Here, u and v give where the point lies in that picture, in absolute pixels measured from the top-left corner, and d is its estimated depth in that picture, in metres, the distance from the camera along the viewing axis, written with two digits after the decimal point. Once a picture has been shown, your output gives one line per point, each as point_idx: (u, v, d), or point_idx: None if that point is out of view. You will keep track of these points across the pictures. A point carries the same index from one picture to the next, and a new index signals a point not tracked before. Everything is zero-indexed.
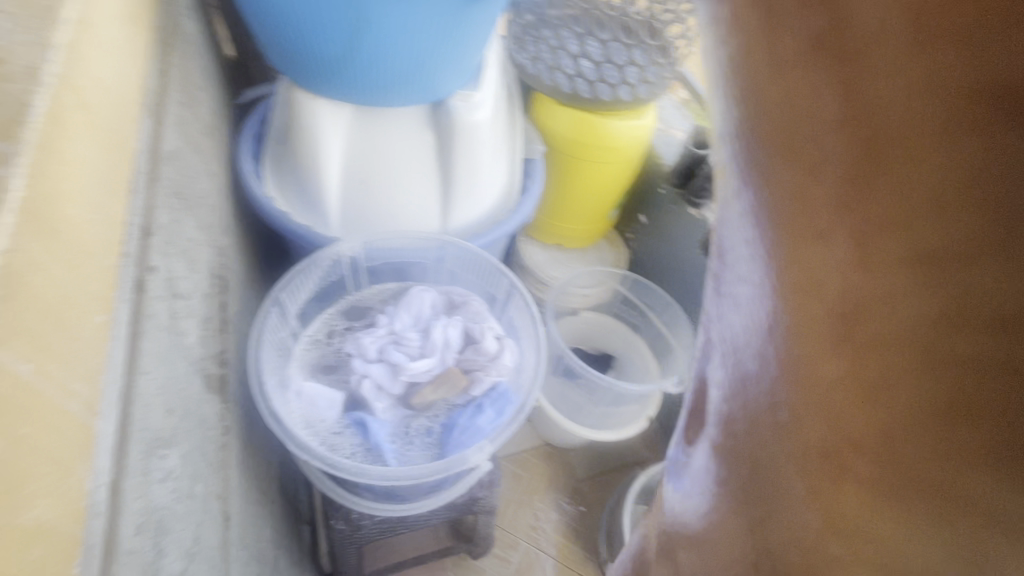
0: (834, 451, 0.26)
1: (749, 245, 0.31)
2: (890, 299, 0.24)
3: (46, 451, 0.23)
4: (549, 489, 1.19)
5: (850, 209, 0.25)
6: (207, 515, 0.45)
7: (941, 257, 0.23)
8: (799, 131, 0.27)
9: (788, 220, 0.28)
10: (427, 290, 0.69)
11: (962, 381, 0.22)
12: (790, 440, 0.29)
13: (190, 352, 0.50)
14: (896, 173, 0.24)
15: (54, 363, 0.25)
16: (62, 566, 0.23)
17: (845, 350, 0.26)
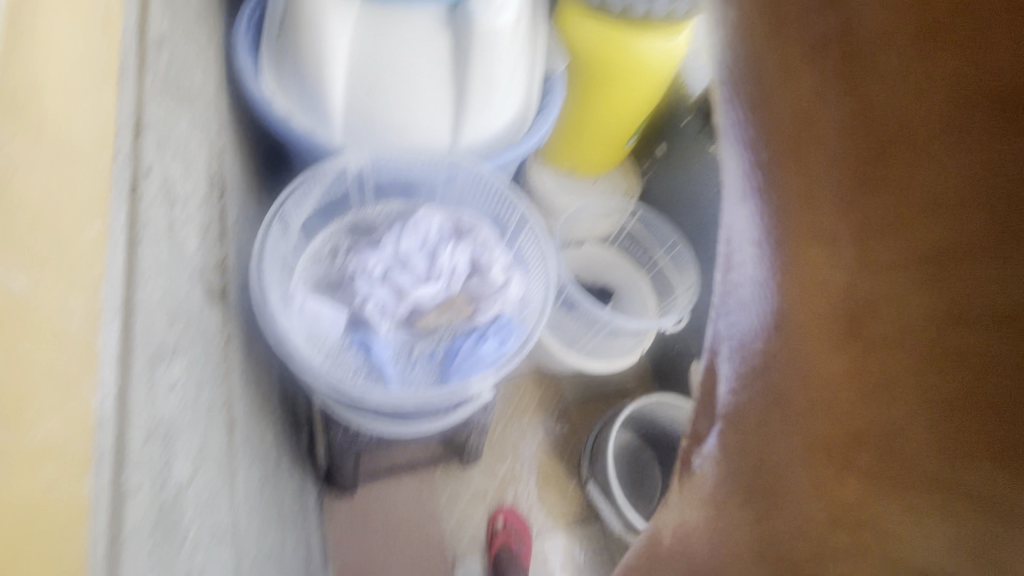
0: (834, 450, 0.24)
1: (754, 243, 0.25)
2: (894, 300, 0.22)
3: (47, 370, 0.22)
4: (538, 410, 1.24)
5: (855, 210, 0.22)
6: (212, 424, 0.46)
7: (945, 255, 0.21)
8: (801, 125, 0.23)
9: (793, 216, 0.24)
10: (435, 213, 0.67)
11: (957, 380, 0.21)
12: (787, 440, 0.25)
13: (190, 261, 0.48)
14: (898, 172, 0.22)
15: (50, 276, 0.23)
16: (76, 481, 0.23)
17: (848, 350, 0.23)
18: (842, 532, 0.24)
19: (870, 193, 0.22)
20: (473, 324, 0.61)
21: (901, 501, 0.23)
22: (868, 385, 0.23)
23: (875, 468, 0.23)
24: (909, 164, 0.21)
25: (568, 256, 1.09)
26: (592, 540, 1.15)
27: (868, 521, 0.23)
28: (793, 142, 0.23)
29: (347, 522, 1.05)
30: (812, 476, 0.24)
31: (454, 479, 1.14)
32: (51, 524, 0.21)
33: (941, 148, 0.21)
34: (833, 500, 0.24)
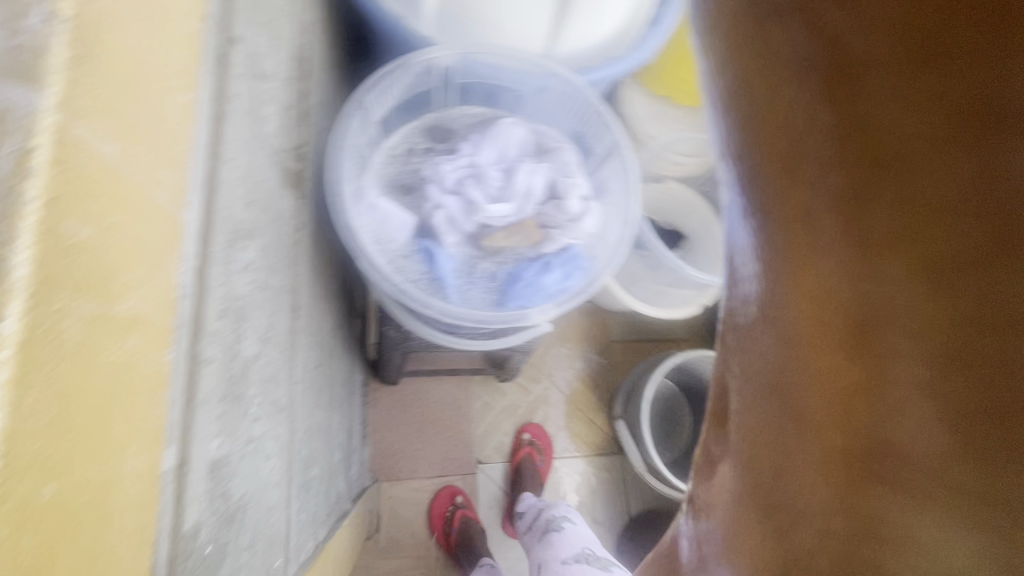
0: (855, 458, 0.28)
1: (764, 271, 0.32)
2: (899, 311, 0.27)
3: (136, 243, 0.22)
4: (581, 341, 1.24)
5: (876, 243, 0.28)
6: (279, 306, 0.48)
7: (948, 265, 0.26)
8: (805, 161, 0.30)
9: (799, 242, 0.30)
10: (518, 125, 0.62)
11: (961, 361, 0.26)
12: (809, 451, 0.30)
13: (270, 142, 0.47)
14: (898, 193, 0.27)
15: (141, 145, 0.22)
16: (159, 352, 0.24)
17: (853, 362, 0.28)
18: (868, 539, 0.28)
19: (870, 215, 0.28)
20: (540, 252, 0.59)
21: (919, 505, 0.27)
22: (855, 377, 0.28)
23: (893, 485, 0.27)
24: (913, 190, 0.27)
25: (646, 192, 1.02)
26: (611, 471, 1.19)
27: (883, 524, 0.28)
28: (791, 172, 0.30)
29: (387, 409, 1.13)
30: (834, 486, 0.29)
31: (490, 390, 1.18)
32: (139, 390, 0.22)
33: (938, 177, 0.27)
34: (858, 505, 0.28)
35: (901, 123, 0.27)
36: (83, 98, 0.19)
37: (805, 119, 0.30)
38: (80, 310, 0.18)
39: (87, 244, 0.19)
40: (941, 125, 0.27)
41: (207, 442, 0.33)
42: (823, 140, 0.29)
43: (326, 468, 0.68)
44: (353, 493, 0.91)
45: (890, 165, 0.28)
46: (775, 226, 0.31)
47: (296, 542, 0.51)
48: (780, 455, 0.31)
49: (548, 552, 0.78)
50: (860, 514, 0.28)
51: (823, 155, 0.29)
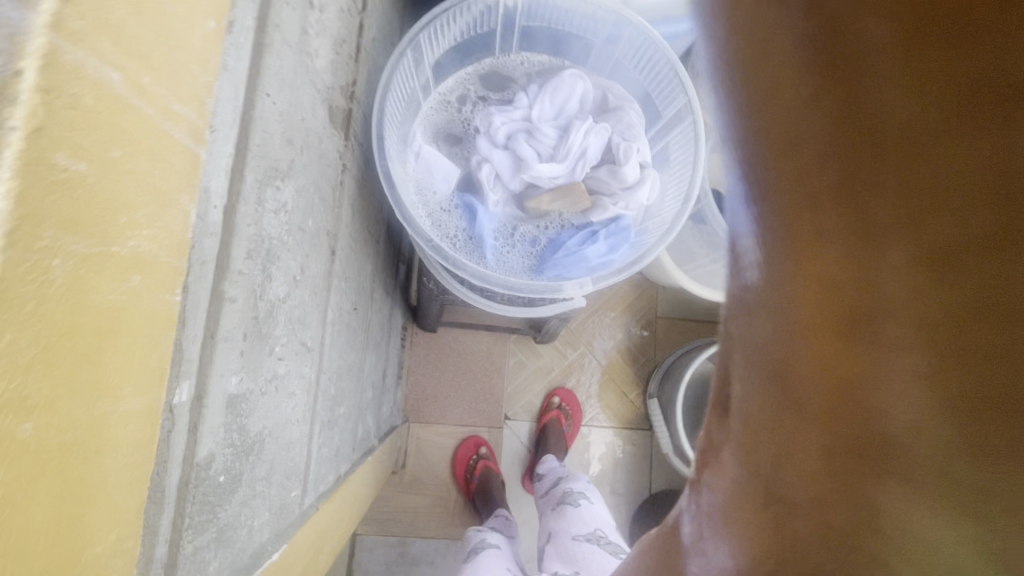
0: (835, 474, 0.22)
1: (772, 278, 0.22)
2: (874, 293, 0.21)
3: (143, 181, 0.21)
4: (624, 313, 1.21)
5: (852, 202, 0.20)
6: (315, 248, 0.48)
7: (941, 248, 0.19)
8: (846, 124, 0.20)
9: (815, 231, 0.21)
10: (581, 79, 0.57)
11: (963, 352, 0.20)
12: (792, 469, 0.23)
13: (319, 78, 0.46)
14: (917, 160, 0.19)
15: (153, 74, 0.21)
16: (166, 294, 0.23)
17: (843, 369, 0.22)
18: (845, 553, 0.23)
19: (872, 206, 0.20)
20: (587, 219, 0.56)
21: (912, 517, 0.21)
22: (851, 392, 0.22)
23: (873, 489, 0.22)
24: (889, 146, 0.20)
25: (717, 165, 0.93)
26: (637, 447, 1.17)
27: (861, 545, 0.22)
28: (815, 145, 0.21)
29: (423, 354, 1.15)
30: (823, 505, 0.23)
31: (525, 350, 1.18)
32: (139, 331, 0.21)
33: (884, 109, 0.20)
34: (842, 528, 0.22)
35: (869, 47, 0.19)
36: (88, 19, 0.17)
37: (785, 72, 0.21)
38: (70, 248, 0.17)
39: (82, 179, 0.18)
40: (936, 89, 0.19)
41: (227, 376, 0.34)
42: (804, 101, 0.21)
43: (354, 406, 0.70)
44: (382, 430, 0.95)
45: (877, 140, 0.20)
46: (775, 230, 0.22)
47: (316, 474, 0.54)
48: (768, 497, 0.24)
49: (558, 525, 0.78)
50: (857, 540, 0.22)
51: (807, 124, 0.21)
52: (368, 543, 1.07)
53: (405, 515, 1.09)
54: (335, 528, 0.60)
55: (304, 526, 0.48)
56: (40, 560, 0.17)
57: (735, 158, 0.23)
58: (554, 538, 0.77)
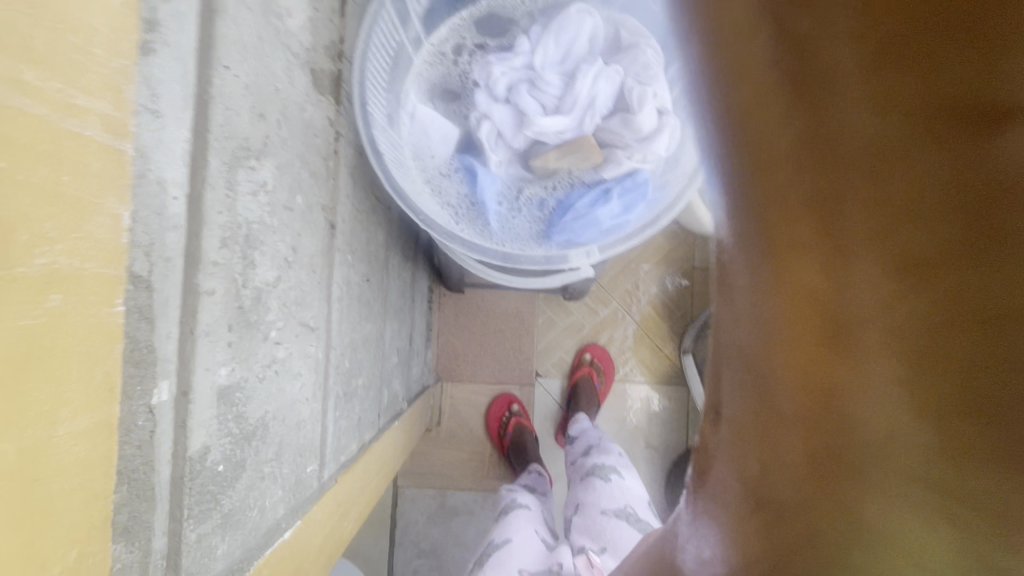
0: (825, 458, 0.27)
1: (755, 299, 0.27)
2: (855, 306, 0.25)
3: (43, 190, 0.19)
4: (658, 266, 1.15)
5: (829, 230, 0.24)
6: (308, 225, 0.46)
7: (922, 268, 0.23)
8: (829, 159, 0.24)
9: (783, 259, 0.26)
10: (589, 15, 0.50)
11: (941, 349, 0.23)
12: (784, 460, 0.29)
13: (294, 40, 0.42)
14: (884, 192, 0.23)
15: (34, 66, 0.18)
16: (102, 308, 0.22)
17: (821, 367, 0.26)
18: (838, 528, 0.27)
19: (845, 227, 0.24)
20: (599, 176, 0.51)
21: (899, 501, 0.25)
22: (831, 387, 0.26)
23: (859, 473, 0.26)
24: (864, 179, 0.23)
25: None
26: (673, 402, 1.15)
27: (857, 522, 0.26)
28: (793, 178, 0.24)
29: (451, 315, 1.15)
30: (806, 484, 0.28)
31: (555, 308, 1.16)
32: (67, 353, 0.20)
33: (858, 143, 0.23)
34: (830, 502, 0.27)
35: (841, 90, 0.23)
36: None
37: (763, 91, 0.23)
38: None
39: None
40: (908, 131, 0.23)
41: (214, 370, 0.33)
42: (783, 134, 0.24)
43: (376, 375, 0.71)
44: (412, 392, 0.96)
45: (841, 163, 0.24)
46: (759, 258, 0.26)
47: (336, 447, 0.55)
48: (762, 488, 0.30)
49: (587, 496, 0.77)
50: (846, 513, 0.27)
51: (784, 156, 0.24)
52: (408, 495, 1.12)
53: (442, 470, 1.13)
54: (360, 495, 0.61)
55: (322, 499, 0.49)
56: None
57: (718, 191, 0.27)
58: (582, 512, 0.76)
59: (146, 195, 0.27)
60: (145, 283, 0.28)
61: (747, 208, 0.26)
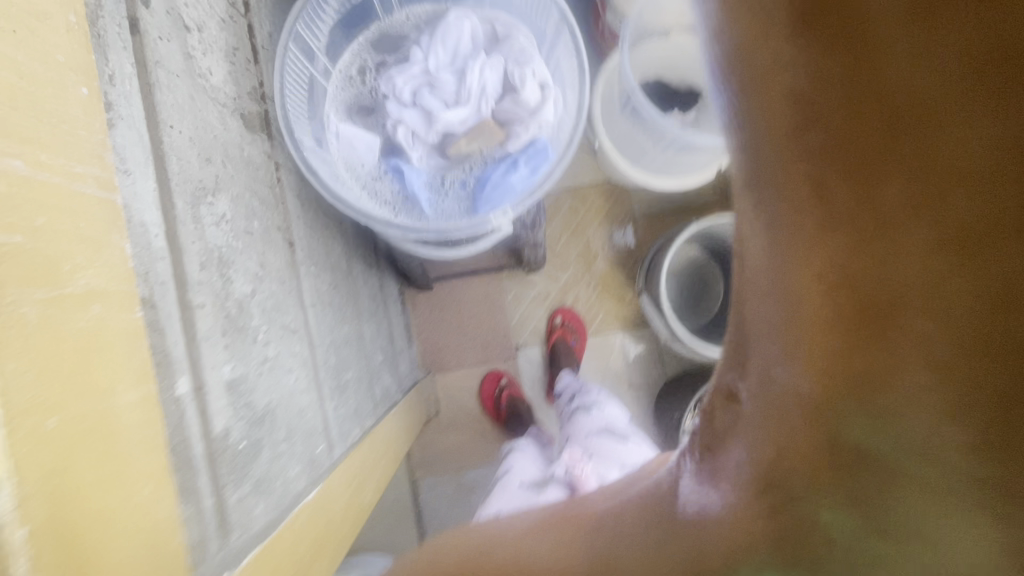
0: (868, 389, 0.32)
1: (784, 258, 0.32)
2: (893, 258, 0.29)
3: (71, 234, 0.27)
4: (603, 224, 1.24)
5: (868, 196, 0.29)
6: (269, 245, 0.54)
7: (957, 228, 0.28)
8: (857, 138, 0.28)
9: (817, 224, 0.30)
10: (465, 19, 0.60)
11: (971, 294, 0.28)
12: (820, 398, 0.34)
13: (221, 94, 0.50)
14: (919, 159, 0.28)
15: (46, 151, 0.26)
16: (127, 314, 0.30)
17: (870, 311, 0.31)
18: (867, 448, 0.33)
19: (889, 197, 0.28)
20: (506, 150, 0.60)
21: (936, 418, 0.31)
22: (875, 328, 0.31)
23: (907, 399, 0.31)
24: (911, 150, 0.27)
25: (651, 48, 0.92)
26: (645, 342, 1.25)
27: (887, 440, 0.33)
28: (834, 151, 0.29)
29: (426, 311, 1.23)
30: (839, 414, 0.33)
31: (519, 283, 1.25)
32: (111, 343, 0.28)
33: (907, 119, 0.27)
34: (874, 429, 0.33)
35: (887, 71, 0.27)
36: None
37: (799, 88, 0.28)
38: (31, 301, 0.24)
39: (22, 247, 0.24)
40: (949, 104, 0.27)
41: (219, 367, 0.42)
42: (815, 115, 0.28)
43: (364, 370, 0.79)
44: (405, 385, 1.05)
45: (883, 140, 0.28)
46: (795, 229, 0.31)
47: (339, 431, 0.63)
48: (776, 469, 0.37)
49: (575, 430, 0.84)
50: (886, 435, 0.32)
51: (811, 135, 0.29)
52: (425, 485, 1.20)
53: (451, 454, 1.22)
54: (371, 473, 0.69)
55: (337, 471, 0.58)
56: (99, 507, 0.25)
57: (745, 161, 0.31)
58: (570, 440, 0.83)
59: (136, 235, 0.35)
60: (150, 302, 0.36)
61: (782, 176, 0.30)
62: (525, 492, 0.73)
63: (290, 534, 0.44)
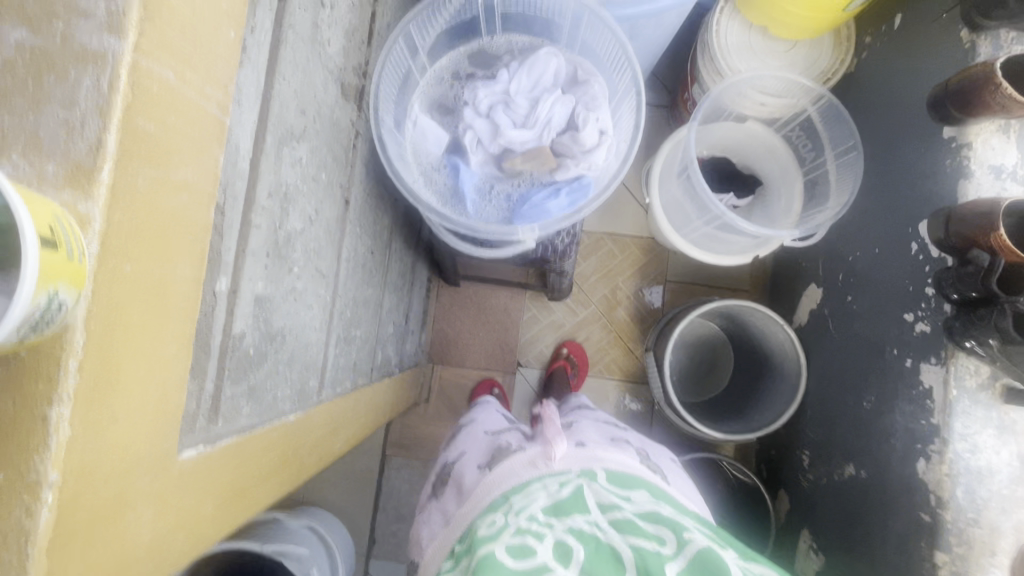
0: (107, 519, 0.32)
1: None
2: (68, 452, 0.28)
3: (187, 135, 0.34)
4: (634, 275, 1.29)
5: None
6: (328, 196, 0.61)
7: None
8: None
9: None
10: (554, 56, 0.72)
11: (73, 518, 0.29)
12: (149, 483, 0.35)
13: (330, 61, 0.57)
14: None
15: (176, 78, 0.32)
16: (200, 205, 0.36)
17: (100, 511, 0.31)
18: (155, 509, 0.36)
19: None
20: (553, 177, 0.71)
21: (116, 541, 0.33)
22: (99, 527, 0.31)
23: (115, 539, 0.32)
24: None
25: (722, 128, 1.03)
26: (642, 401, 1.26)
27: (151, 489, 0.35)
28: None
29: (446, 304, 1.30)
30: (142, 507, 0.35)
31: (540, 305, 1.30)
32: (21, 217, 0.25)
33: None
34: (144, 508, 0.35)
35: None
36: (149, 85, 0.30)
37: None
38: (116, 161, 0.29)
39: (153, 134, 0.31)
40: None
41: (254, 281, 0.49)
42: None
43: (371, 333, 0.86)
44: (405, 363, 1.12)
45: None
46: None
47: (333, 375, 0.71)
48: (565, 456, 0.60)
49: (583, 424, 0.73)
50: (147, 478, 0.35)
51: None
52: (393, 464, 1.24)
53: (427, 444, 1.26)
54: (346, 425, 0.76)
55: (320, 408, 0.65)
56: (185, 316, 0.37)
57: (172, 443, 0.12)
58: (570, 418, 0.78)
59: (229, 154, 0.43)
60: (222, 209, 0.43)
61: None
62: (493, 434, 0.74)
63: (258, 437, 0.50)
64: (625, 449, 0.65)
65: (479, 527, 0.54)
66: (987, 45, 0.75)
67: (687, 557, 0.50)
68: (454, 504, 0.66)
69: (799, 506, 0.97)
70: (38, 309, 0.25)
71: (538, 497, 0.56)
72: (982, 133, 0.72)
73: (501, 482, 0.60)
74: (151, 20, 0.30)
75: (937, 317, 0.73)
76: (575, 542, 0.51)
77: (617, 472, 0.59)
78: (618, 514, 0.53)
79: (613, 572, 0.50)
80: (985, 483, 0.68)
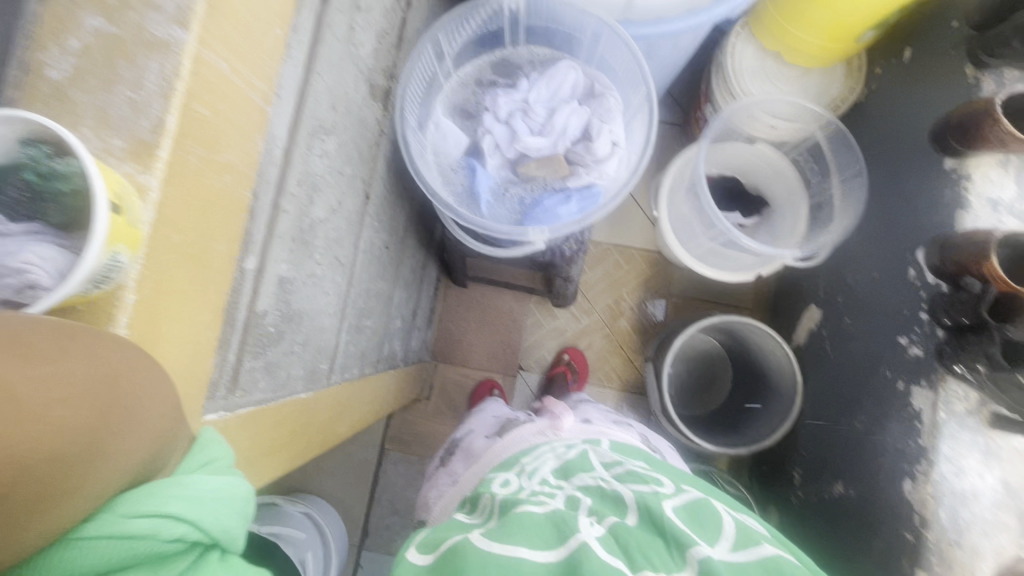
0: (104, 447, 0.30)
1: None
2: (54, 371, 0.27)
3: (234, 122, 0.37)
4: (638, 287, 1.31)
5: None
6: (351, 189, 0.64)
7: None
8: None
9: None
10: (573, 69, 0.76)
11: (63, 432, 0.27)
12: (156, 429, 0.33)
13: (362, 61, 0.61)
14: None
15: (230, 69, 0.36)
16: (239, 186, 0.39)
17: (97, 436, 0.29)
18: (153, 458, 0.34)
19: None
20: (565, 184, 0.74)
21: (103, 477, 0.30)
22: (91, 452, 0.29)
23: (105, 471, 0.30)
24: None
25: (732, 148, 1.06)
26: (640, 412, 1.28)
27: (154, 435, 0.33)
28: None
29: (453, 305, 1.32)
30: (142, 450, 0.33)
31: (545, 311, 1.32)
32: (94, 181, 0.29)
33: None
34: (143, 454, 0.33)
35: None
36: (207, 76, 0.33)
37: None
38: (174, 140, 0.32)
39: (206, 117, 0.34)
40: None
41: (279, 263, 0.52)
42: None
43: (380, 325, 0.88)
44: (410, 358, 1.15)
45: None
46: None
47: (342, 362, 0.73)
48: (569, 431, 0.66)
49: (587, 407, 0.79)
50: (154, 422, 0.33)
51: None
52: (391, 458, 1.27)
53: (425, 441, 1.28)
54: (351, 411, 0.79)
55: (328, 391, 0.68)
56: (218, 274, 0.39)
57: None
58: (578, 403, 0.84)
59: (266, 143, 0.46)
60: (256, 193, 0.46)
61: None
62: (501, 412, 0.80)
63: (270, 412, 0.53)
64: (627, 429, 0.71)
65: (492, 485, 0.57)
66: (990, 82, 0.80)
67: (682, 501, 0.52)
68: (457, 472, 0.71)
69: (789, 522, 0.98)
70: (101, 268, 0.29)
71: (547, 460, 0.60)
72: (982, 166, 0.76)
73: (511, 445, 0.66)
74: (213, 16, 0.33)
75: (930, 341, 0.76)
76: (582, 492, 0.54)
77: (621, 442, 0.64)
78: (620, 470, 0.57)
79: (613, 506, 0.52)
80: (969, 505, 0.70)
